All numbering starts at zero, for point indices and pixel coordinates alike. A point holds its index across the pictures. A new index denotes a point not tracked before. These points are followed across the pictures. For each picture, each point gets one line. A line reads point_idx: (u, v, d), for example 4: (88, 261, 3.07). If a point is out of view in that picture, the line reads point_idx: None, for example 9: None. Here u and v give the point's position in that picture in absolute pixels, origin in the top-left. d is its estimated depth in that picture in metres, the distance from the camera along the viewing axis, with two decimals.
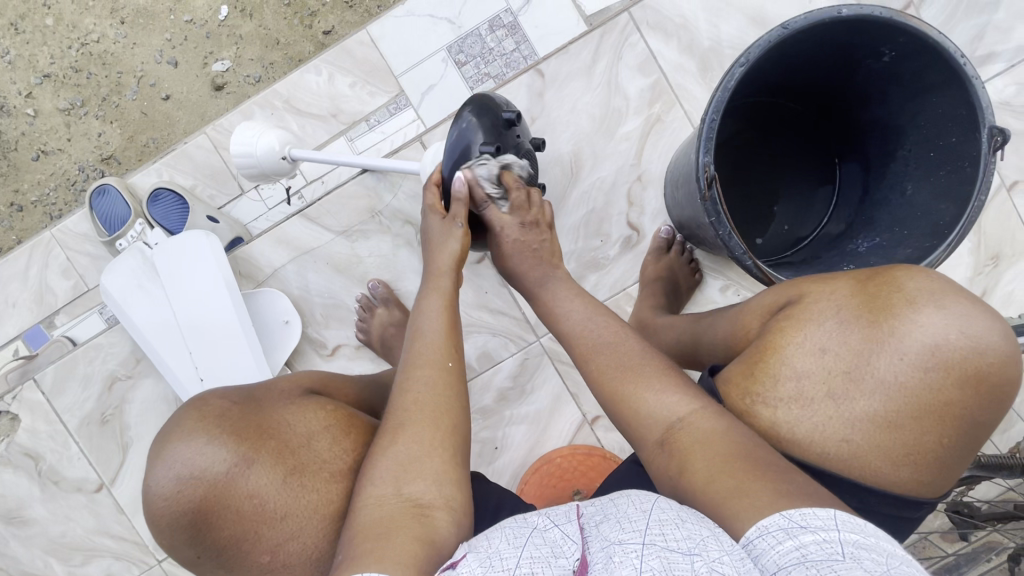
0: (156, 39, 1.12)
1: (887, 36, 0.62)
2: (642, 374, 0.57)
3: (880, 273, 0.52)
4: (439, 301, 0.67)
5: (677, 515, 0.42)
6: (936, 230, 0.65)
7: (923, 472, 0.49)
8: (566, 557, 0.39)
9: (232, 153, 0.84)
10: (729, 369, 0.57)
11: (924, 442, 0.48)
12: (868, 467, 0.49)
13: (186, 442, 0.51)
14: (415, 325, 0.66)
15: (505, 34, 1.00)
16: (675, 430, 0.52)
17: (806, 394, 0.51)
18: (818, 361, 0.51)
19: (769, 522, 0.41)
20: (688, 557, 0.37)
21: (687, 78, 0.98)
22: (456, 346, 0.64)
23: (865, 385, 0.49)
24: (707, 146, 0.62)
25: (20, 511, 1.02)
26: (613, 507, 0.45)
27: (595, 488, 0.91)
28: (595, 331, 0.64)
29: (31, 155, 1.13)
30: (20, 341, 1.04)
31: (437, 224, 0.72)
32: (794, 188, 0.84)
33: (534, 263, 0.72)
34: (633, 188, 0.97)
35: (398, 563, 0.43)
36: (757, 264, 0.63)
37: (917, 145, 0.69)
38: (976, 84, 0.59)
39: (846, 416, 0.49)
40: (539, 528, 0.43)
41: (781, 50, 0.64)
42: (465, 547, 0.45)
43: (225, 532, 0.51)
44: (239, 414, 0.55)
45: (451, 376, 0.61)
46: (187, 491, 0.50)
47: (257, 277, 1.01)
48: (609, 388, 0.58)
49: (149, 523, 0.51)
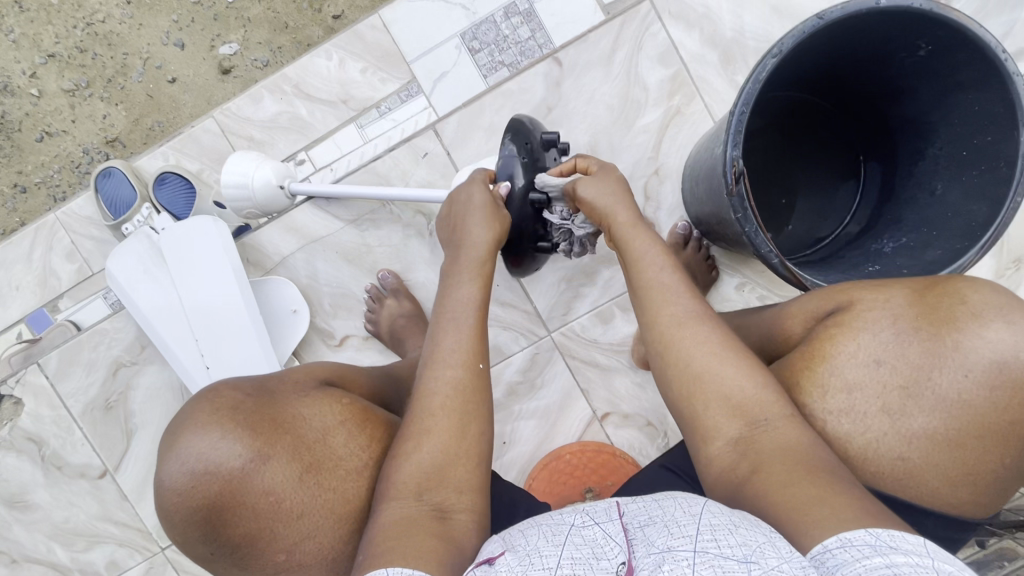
0: (163, 20, 1.10)
1: (926, 29, 0.59)
2: (723, 361, 0.54)
3: (938, 284, 0.50)
4: (478, 292, 0.63)
5: (728, 521, 0.41)
6: (970, 231, 0.63)
7: (979, 490, 0.49)
8: (610, 560, 0.38)
9: (229, 188, 0.85)
10: (783, 363, 0.57)
11: (984, 460, 0.48)
12: (924, 484, 0.49)
13: (199, 434, 0.49)
14: (444, 312, 0.62)
15: (520, 22, 0.98)
16: (756, 432, 0.50)
17: (859, 408, 0.50)
18: (871, 373, 0.50)
19: (853, 536, 0.39)
20: (744, 565, 0.35)
21: (708, 70, 0.95)
22: (487, 347, 0.61)
23: (924, 402, 0.48)
24: (737, 139, 0.60)
25: (23, 495, 1.01)
26: (659, 509, 0.44)
27: (608, 487, 0.90)
28: (679, 303, 0.59)
29: (34, 135, 1.11)
30: (22, 325, 1.02)
31: (482, 195, 0.68)
32: (816, 185, 0.83)
33: (629, 206, 0.67)
34: (650, 182, 0.95)
35: (423, 561, 0.43)
36: (784, 262, 0.60)
37: (947, 144, 0.67)
38: (1018, 81, 0.56)
39: (903, 433, 0.49)
40: (577, 525, 0.44)
41: (820, 36, 0.62)
42: (501, 543, 0.45)
43: (241, 529, 0.49)
44: (253, 406, 0.52)
45: (482, 379, 0.58)
46: (201, 487, 0.47)
47: (264, 265, 0.99)
48: (683, 377, 0.55)
49: (160, 515, 0.49)
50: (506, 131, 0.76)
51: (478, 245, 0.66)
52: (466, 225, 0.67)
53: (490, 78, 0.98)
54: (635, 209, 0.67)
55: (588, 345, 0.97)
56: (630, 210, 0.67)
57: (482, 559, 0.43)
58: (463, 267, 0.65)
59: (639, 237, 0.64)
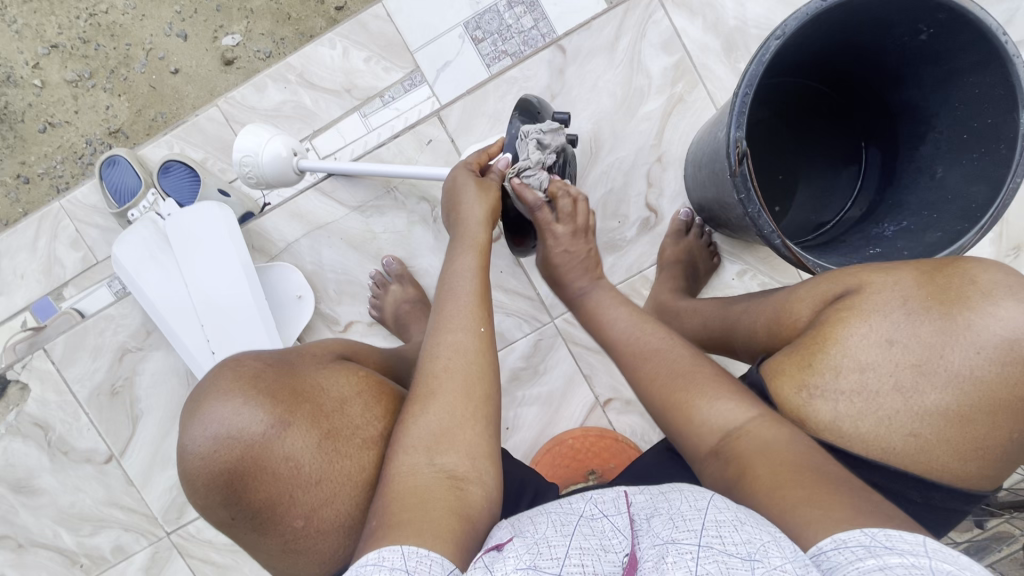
0: (166, 12, 1.10)
1: (927, 13, 0.60)
2: (693, 381, 0.58)
3: (947, 265, 0.52)
4: (475, 261, 0.65)
5: (735, 517, 0.41)
6: (968, 213, 0.64)
7: (987, 464, 0.50)
8: (616, 552, 0.39)
9: (238, 160, 0.85)
10: (777, 358, 0.57)
11: (992, 433, 0.49)
12: (935, 459, 0.50)
13: (221, 402, 0.49)
14: (447, 283, 0.64)
15: (523, 12, 0.99)
16: (732, 437, 0.52)
17: (871, 386, 0.51)
18: (884, 352, 0.51)
19: (848, 537, 0.39)
20: (748, 563, 0.35)
21: (711, 58, 0.96)
22: (489, 313, 0.62)
23: (937, 379, 0.49)
24: (739, 121, 0.61)
25: (29, 481, 1.02)
26: (664, 501, 0.45)
27: (611, 469, 0.91)
28: (640, 339, 0.66)
29: (37, 127, 1.12)
30: (27, 314, 1.03)
31: (465, 174, 0.71)
32: (816, 172, 0.84)
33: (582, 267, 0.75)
34: (653, 169, 0.96)
35: (436, 539, 0.43)
36: (786, 243, 0.61)
37: (949, 127, 0.68)
38: (1018, 63, 0.57)
39: (916, 410, 0.50)
40: (586, 516, 0.45)
41: (823, 20, 0.62)
42: (509, 530, 0.46)
43: (262, 494, 0.49)
44: (272, 375, 0.53)
45: (486, 342, 0.58)
46: (224, 452, 0.48)
47: (269, 251, 1.00)
48: (663, 396, 0.59)
49: (182, 481, 0.50)
50: (515, 108, 0.77)
51: (473, 223, 0.68)
52: (458, 208, 0.70)
53: (493, 67, 0.99)
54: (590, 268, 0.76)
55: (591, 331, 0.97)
56: (580, 275, 0.75)
57: (490, 546, 0.43)
58: (461, 241, 0.67)
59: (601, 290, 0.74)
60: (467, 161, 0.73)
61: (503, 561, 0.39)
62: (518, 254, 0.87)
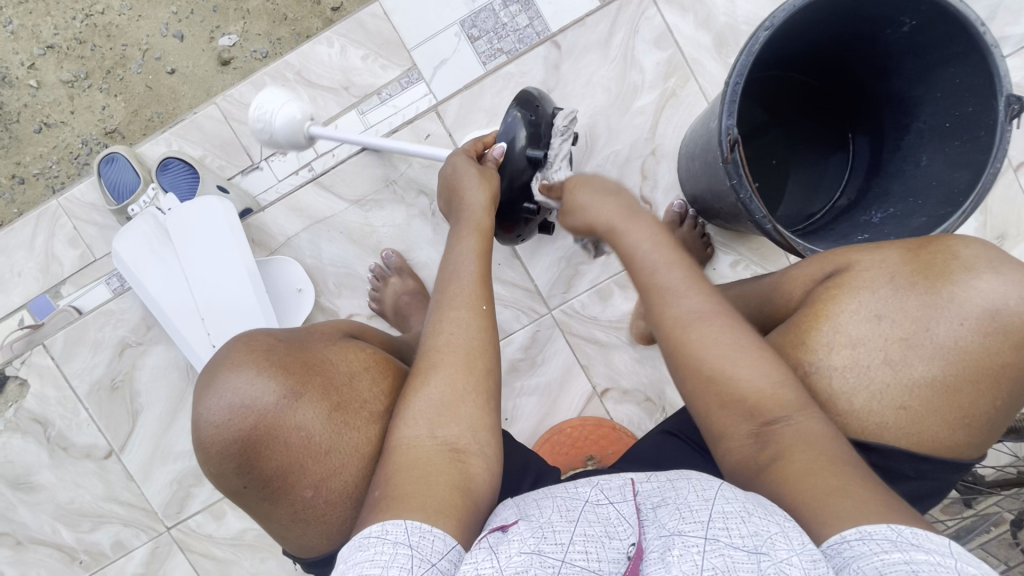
0: (161, 12, 1.11)
1: (910, 4, 0.62)
2: (739, 353, 0.53)
3: (933, 242, 0.54)
4: (475, 245, 0.66)
5: (742, 509, 0.42)
6: (951, 198, 0.66)
7: (973, 433, 0.52)
8: (621, 539, 0.40)
9: (251, 115, 0.84)
10: (781, 335, 0.58)
11: (977, 402, 0.51)
12: (924, 429, 0.51)
13: (235, 373, 0.51)
14: (448, 265, 0.65)
15: (518, 10, 1.00)
16: (776, 426, 0.50)
17: (862, 362, 0.52)
18: (873, 327, 0.53)
19: (875, 529, 0.40)
20: (753, 556, 0.36)
21: (702, 53, 0.98)
22: (489, 291, 0.63)
23: (923, 351, 0.51)
24: (731, 110, 0.63)
25: (28, 477, 1.02)
26: (672, 490, 0.47)
27: (609, 456, 0.92)
28: (683, 301, 0.56)
29: (32, 127, 1.12)
30: (25, 311, 1.03)
31: (464, 161, 0.73)
32: (806, 165, 0.86)
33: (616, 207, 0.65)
34: (647, 162, 0.98)
35: (439, 514, 0.44)
36: (777, 228, 0.63)
37: (932, 118, 0.70)
38: (995, 53, 0.59)
39: (905, 381, 0.51)
40: (591, 502, 0.46)
41: (810, 12, 0.64)
42: (514, 511, 0.47)
43: (274, 463, 0.50)
44: (285, 349, 0.55)
45: (486, 319, 0.59)
46: (238, 421, 0.49)
47: (269, 245, 1.01)
48: (702, 376, 0.53)
49: (196, 450, 0.50)
50: (514, 100, 0.78)
51: (474, 207, 0.69)
52: (459, 199, 0.71)
53: (489, 64, 1.01)
54: (624, 208, 0.65)
55: (588, 322, 0.99)
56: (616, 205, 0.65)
57: (494, 527, 0.45)
58: (463, 225, 0.68)
59: (635, 230, 0.62)
60: (465, 148, 0.76)
61: (507, 543, 0.41)
62: (509, 242, 0.88)
